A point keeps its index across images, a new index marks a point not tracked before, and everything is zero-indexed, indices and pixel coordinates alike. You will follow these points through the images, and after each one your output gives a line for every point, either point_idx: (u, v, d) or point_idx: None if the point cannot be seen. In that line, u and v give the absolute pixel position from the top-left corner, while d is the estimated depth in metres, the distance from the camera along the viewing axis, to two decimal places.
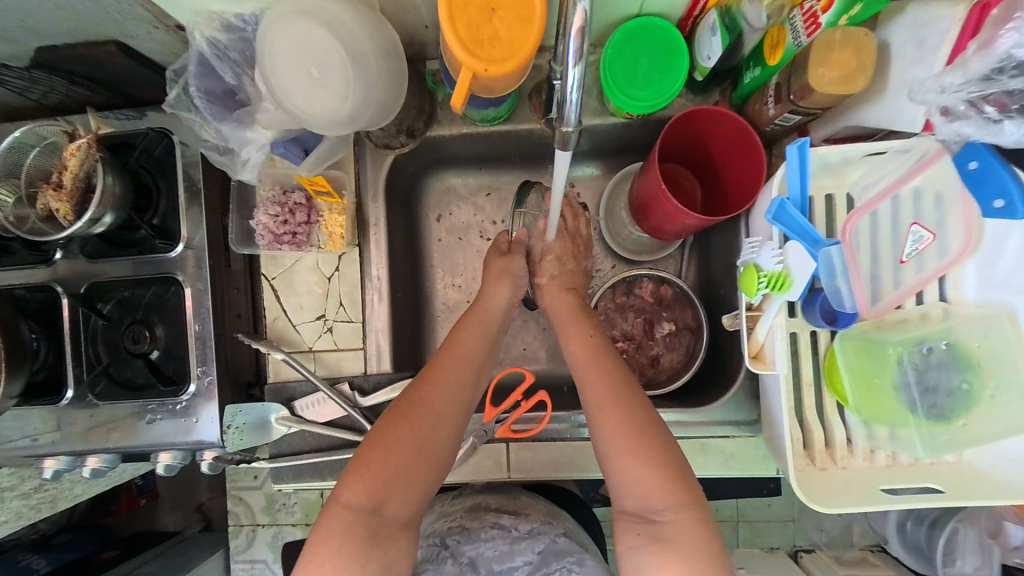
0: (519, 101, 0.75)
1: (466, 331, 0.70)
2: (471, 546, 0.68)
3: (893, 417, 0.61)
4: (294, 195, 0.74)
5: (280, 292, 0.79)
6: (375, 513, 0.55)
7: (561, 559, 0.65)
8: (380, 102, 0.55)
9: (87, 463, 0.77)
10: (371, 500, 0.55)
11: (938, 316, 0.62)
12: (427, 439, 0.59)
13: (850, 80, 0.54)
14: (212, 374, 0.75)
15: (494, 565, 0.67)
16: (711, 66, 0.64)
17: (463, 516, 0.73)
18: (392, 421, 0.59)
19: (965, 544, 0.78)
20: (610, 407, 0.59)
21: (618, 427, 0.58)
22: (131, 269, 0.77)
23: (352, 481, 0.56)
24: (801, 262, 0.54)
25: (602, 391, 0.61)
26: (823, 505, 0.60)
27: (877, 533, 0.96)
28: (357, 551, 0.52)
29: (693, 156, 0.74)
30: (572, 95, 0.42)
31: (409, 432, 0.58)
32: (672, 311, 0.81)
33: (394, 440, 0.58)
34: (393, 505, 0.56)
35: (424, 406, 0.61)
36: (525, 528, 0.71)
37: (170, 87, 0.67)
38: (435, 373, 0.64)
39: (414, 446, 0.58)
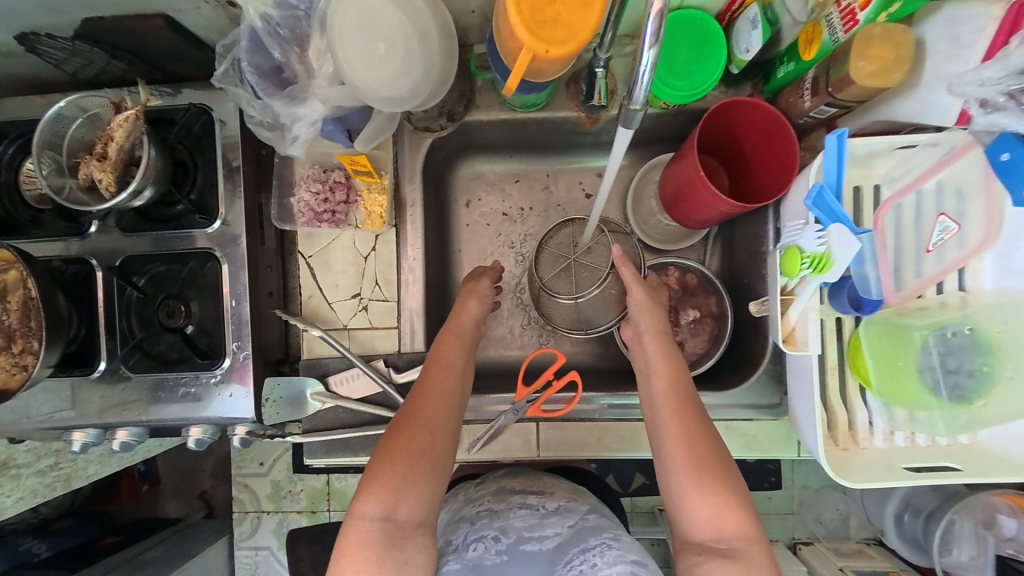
0: (556, 89, 0.77)
1: (444, 346, 0.69)
2: (500, 520, 0.68)
3: (916, 398, 0.64)
4: (333, 173, 0.75)
5: (315, 270, 0.80)
6: (388, 520, 0.55)
7: (598, 535, 0.63)
8: (438, 81, 0.57)
9: (116, 436, 0.77)
10: (384, 508, 0.55)
11: (956, 304, 0.65)
12: (428, 443, 0.59)
13: (888, 73, 0.57)
14: (246, 350, 0.76)
15: (525, 534, 0.66)
16: (747, 59, 0.67)
17: (489, 499, 0.73)
18: (396, 431, 0.60)
19: (960, 534, 0.82)
20: (682, 443, 0.60)
21: (696, 457, 0.59)
22: (155, 244, 0.78)
23: (365, 493, 0.56)
24: (842, 243, 0.55)
25: (678, 426, 0.61)
26: (849, 481, 0.63)
27: (874, 525, 0.99)
28: (376, 558, 0.53)
29: (725, 147, 0.76)
30: (643, 75, 0.43)
31: (410, 438, 0.59)
32: (695, 298, 0.84)
33: (398, 455, 0.58)
34: (404, 512, 0.56)
35: (418, 420, 0.61)
36: (552, 506, 0.71)
37: (218, 62, 0.68)
38: (429, 380, 0.65)
39: (416, 450, 0.58)
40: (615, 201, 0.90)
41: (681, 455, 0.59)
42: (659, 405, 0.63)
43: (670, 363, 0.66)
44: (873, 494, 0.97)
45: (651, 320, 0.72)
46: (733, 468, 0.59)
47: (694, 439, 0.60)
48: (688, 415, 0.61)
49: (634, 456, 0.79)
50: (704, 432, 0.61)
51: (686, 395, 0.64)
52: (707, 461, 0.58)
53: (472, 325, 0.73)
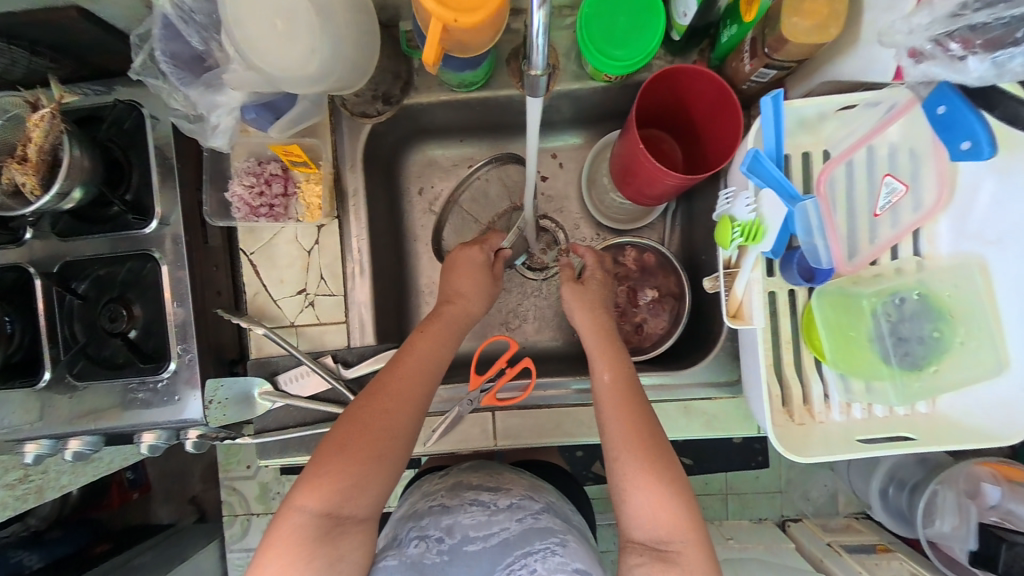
0: (497, 66, 0.74)
1: (421, 340, 0.66)
2: (448, 517, 0.65)
3: (868, 369, 0.62)
4: (269, 166, 0.72)
5: (259, 267, 0.77)
6: (331, 516, 0.53)
7: (543, 539, 0.61)
8: (355, 58, 0.56)
9: (69, 446, 0.76)
10: (326, 505, 0.53)
11: (912, 269, 0.62)
12: (382, 446, 0.57)
13: (823, 29, 0.53)
14: (192, 351, 0.74)
15: (471, 533, 0.63)
16: (687, 24, 0.65)
17: (444, 494, 0.70)
18: (350, 424, 0.57)
19: (942, 506, 0.82)
20: (633, 441, 0.57)
21: (640, 457, 0.56)
22: (111, 245, 0.75)
23: (309, 485, 0.54)
24: (773, 207, 0.54)
25: (626, 425, 0.58)
26: (801, 457, 0.61)
27: (862, 499, 0.97)
28: (304, 557, 0.51)
29: (675, 119, 0.74)
30: (538, 39, 0.38)
31: (363, 435, 0.56)
32: (655, 278, 0.82)
33: (353, 452, 0.55)
34: (349, 508, 0.54)
35: (378, 415, 0.58)
36: (504, 503, 0.67)
37: (136, 54, 0.64)
38: (394, 376, 0.62)
39: (369, 452, 0.56)
40: (572, 180, 0.87)
41: (630, 451, 0.56)
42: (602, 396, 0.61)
43: (612, 350, 0.65)
44: (859, 468, 0.96)
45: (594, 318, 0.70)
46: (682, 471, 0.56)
47: (648, 440, 0.57)
48: (625, 405, 0.60)
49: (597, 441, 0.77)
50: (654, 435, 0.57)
51: (636, 395, 0.61)
52: (653, 459, 0.56)
53: (466, 322, 0.71)
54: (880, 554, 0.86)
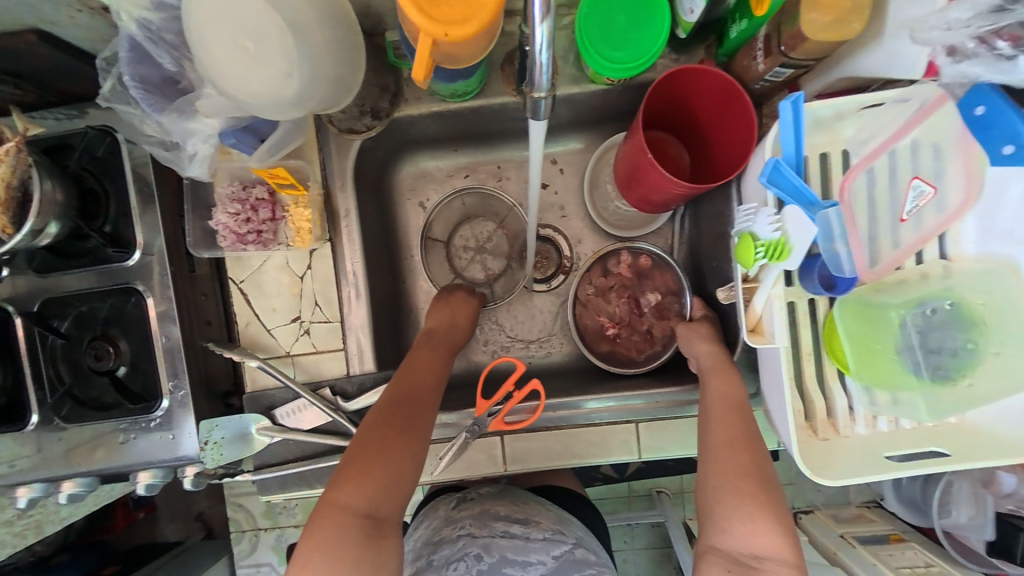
0: (490, 72, 0.70)
1: (426, 352, 0.66)
2: (484, 538, 0.64)
3: (894, 380, 0.59)
4: (255, 190, 0.68)
5: (249, 295, 0.73)
6: (372, 517, 0.50)
7: (581, 570, 0.63)
8: (338, 73, 0.51)
9: (63, 489, 0.73)
10: (369, 502, 0.50)
11: (937, 274, 0.59)
12: (412, 442, 0.55)
13: (844, 24, 0.49)
14: (184, 388, 0.71)
15: (509, 554, 0.63)
16: (694, 21, 0.60)
17: (471, 523, 0.67)
18: (377, 422, 0.56)
19: (958, 496, 0.77)
20: (734, 454, 0.56)
21: (745, 476, 0.54)
22: (96, 278, 0.71)
23: (350, 484, 0.50)
24: (798, 226, 0.50)
25: (727, 438, 0.57)
26: (826, 478, 0.59)
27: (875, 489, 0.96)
28: (351, 562, 0.47)
29: (680, 121, 0.70)
30: (541, 55, 0.35)
31: (392, 430, 0.55)
32: (654, 280, 0.79)
33: (391, 449, 0.53)
34: (389, 507, 0.51)
35: (405, 410, 0.57)
36: (538, 535, 0.66)
37: (102, 78, 0.60)
38: (410, 377, 0.62)
39: (401, 446, 0.54)
40: (572, 186, 0.83)
41: (729, 463, 0.55)
42: (712, 407, 0.61)
43: (731, 371, 0.63)
44: None
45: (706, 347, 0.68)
46: (784, 499, 0.53)
47: (753, 460, 0.55)
48: (741, 431, 0.58)
49: (609, 462, 0.74)
50: (758, 456, 0.56)
51: (744, 412, 0.60)
52: (758, 473, 0.54)
53: (455, 343, 0.70)
54: (893, 545, 0.87)
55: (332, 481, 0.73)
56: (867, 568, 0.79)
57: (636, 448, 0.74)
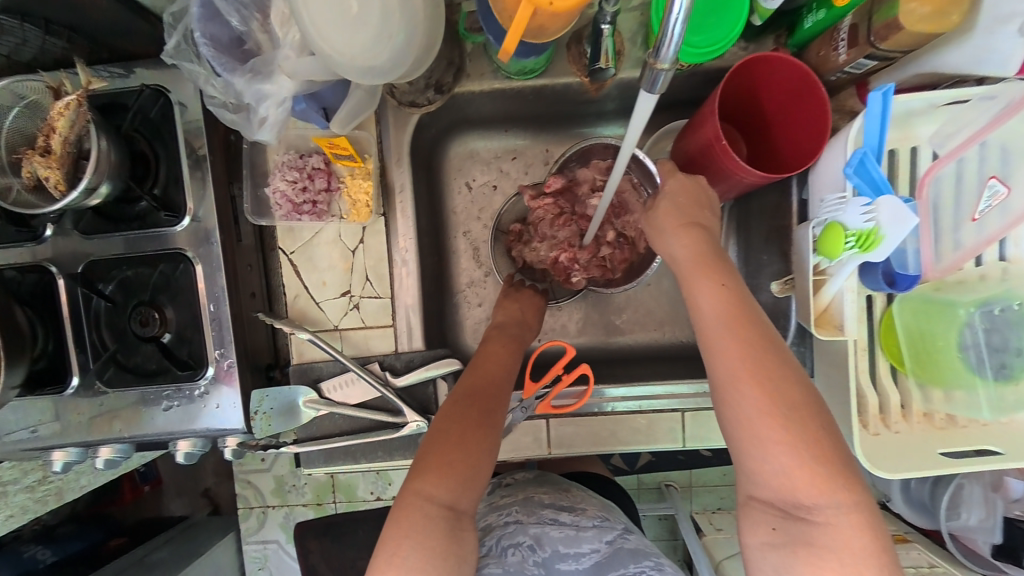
0: (556, 52, 0.69)
1: (497, 346, 0.65)
2: (534, 527, 0.64)
3: (955, 379, 0.60)
4: (311, 159, 0.67)
5: (299, 268, 0.72)
6: (454, 510, 0.49)
7: (638, 562, 0.60)
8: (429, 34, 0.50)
9: (100, 454, 0.72)
10: (452, 496, 0.49)
11: (996, 276, 0.60)
12: (490, 437, 0.54)
13: (942, 16, 0.49)
14: (231, 357, 0.70)
15: (562, 547, 0.62)
16: (773, 8, 0.60)
17: (518, 509, 0.67)
18: (454, 414, 0.55)
19: (968, 499, 0.78)
20: (763, 375, 0.45)
21: (772, 411, 0.44)
22: (125, 246, 0.70)
23: (432, 476, 0.50)
24: (893, 217, 0.50)
25: (741, 357, 0.46)
26: (886, 471, 0.59)
27: (880, 491, 0.95)
28: (435, 556, 0.46)
29: (742, 112, 0.69)
30: (674, 25, 0.34)
31: (470, 424, 0.54)
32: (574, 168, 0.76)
33: (470, 444, 0.52)
34: (468, 503, 0.50)
35: (481, 403, 0.56)
36: (587, 522, 0.67)
37: (169, 35, 0.58)
38: (483, 370, 0.61)
39: (480, 441, 0.53)
40: None
41: (760, 389, 0.45)
42: (711, 329, 0.48)
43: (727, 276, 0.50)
44: None
45: (686, 240, 0.55)
46: (824, 419, 0.44)
47: (781, 374, 0.45)
48: (751, 355, 0.46)
49: (652, 449, 0.74)
50: (784, 366, 0.46)
51: (749, 315, 0.48)
52: (785, 404, 0.44)
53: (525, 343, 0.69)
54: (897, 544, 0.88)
55: (377, 456, 0.73)
56: None
57: (680, 437, 0.74)
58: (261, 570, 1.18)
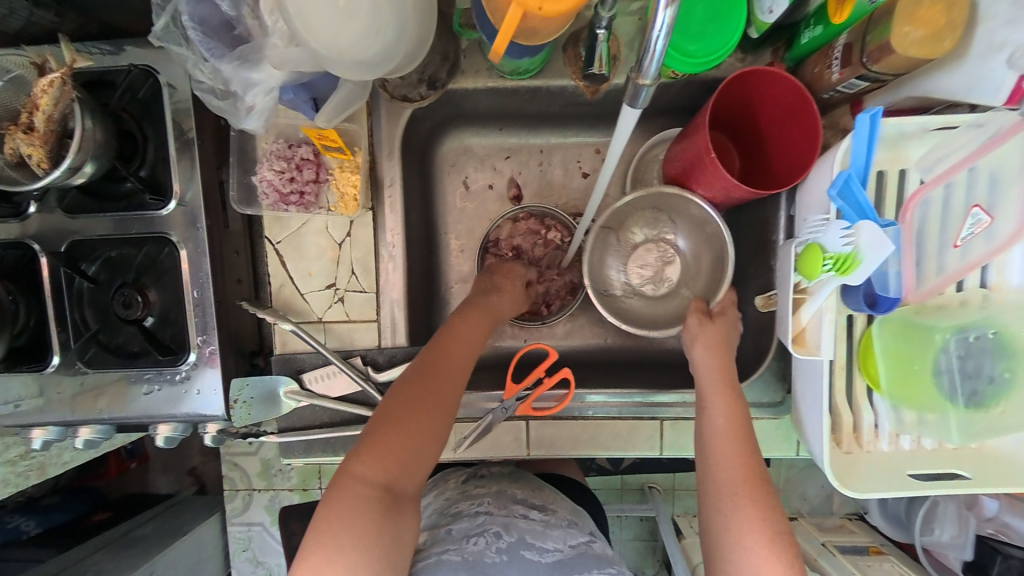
0: (552, 53, 0.68)
1: (468, 322, 0.65)
2: (503, 519, 0.64)
3: (928, 402, 0.60)
4: (300, 149, 0.67)
5: (285, 258, 0.71)
6: (389, 491, 0.51)
7: (600, 568, 0.59)
8: (421, 29, 0.50)
9: (81, 433, 0.73)
10: (386, 477, 0.51)
11: (977, 302, 0.60)
12: (431, 420, 0.55)
13: (936, 41, 0.49)
14: (213, 343, 0.70)
15: (528, 539, 0.61)
16: (770, 21, 0.59)
17: (489, 500, 0.68)
18: (398, 397, 0.56)
19: (943, 515, 0.82)
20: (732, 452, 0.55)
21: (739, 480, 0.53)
22: (114, 226, 0.69)
23: (369, 457, 0.51)
24: (873, 242, 0.48)
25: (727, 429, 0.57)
26: (854, 491, 0.60)
27: (857, 501, 0.97)
28: (361, 539, 0.47)
29: (737, 123, 0.69)
30: (657, 39, 0.34)
31: (411, 407, 0.55)
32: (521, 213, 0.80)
33: (412, 425, 0.54)
34: (405, 484, 0.52)
35: (428, 386, 0.57)
36: (556, 521, 0.67)
37: (157, 16, 0.57)
38: (439, 354, 0.61)
39: (418, 425, 0.54)
40: (614, 179, 0.82)
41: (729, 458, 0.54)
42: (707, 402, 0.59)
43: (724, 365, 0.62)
44: None
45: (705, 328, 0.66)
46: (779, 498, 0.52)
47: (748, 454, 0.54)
48: (731, 429, 0.56)
49: (631, 455, 0.75)
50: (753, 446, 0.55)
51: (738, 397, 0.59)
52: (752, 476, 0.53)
53: (503, 315, 0.70)
54: (873, 556, 0.84)
55: None
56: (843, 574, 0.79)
57: (658, 444, 0.75)
58: (246, 551, 1.18)
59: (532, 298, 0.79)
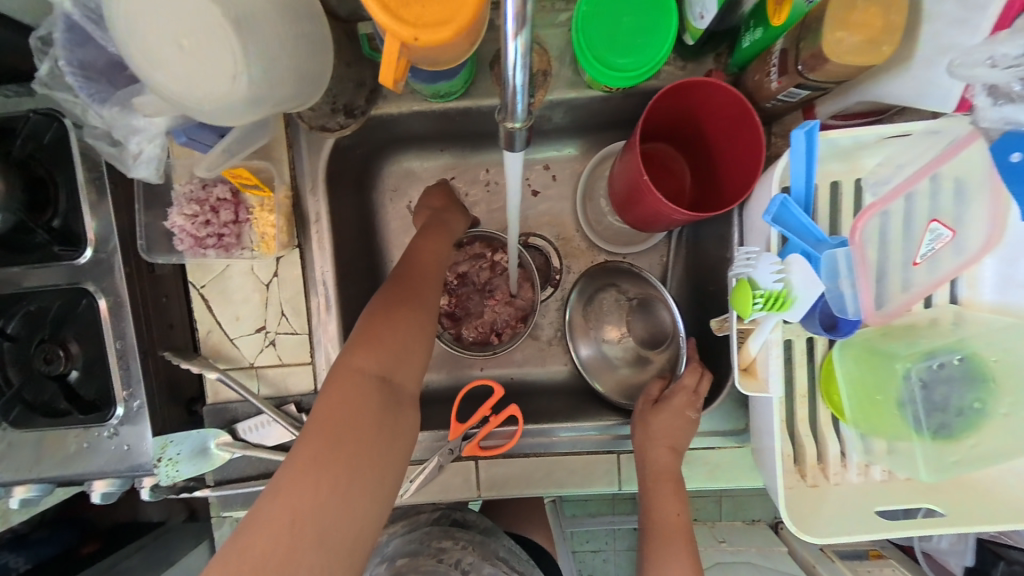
0: (479, 70, 0.64)
1: (429, 244, 0.64)
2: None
3: (894, 431, 0.55)
4: (216, 189, 0.63)
5: (211, 302, 0.68)
6: (386, 380, 0.54)
7: None
8: (298, 66, 0.48)
9: (16, 493, 0.68)
10: (383, 368, 0.54)
11: (948, 320, 0.55)
12: (416, 319, 0.57)
13: (873, 47, 0.44)
14: (139, 398, 0.66)
15: None
16: (703, 27, 0.54)
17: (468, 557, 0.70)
18: (381, 302, 0.58)
19: None
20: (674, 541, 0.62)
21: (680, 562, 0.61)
22: (58, 275, 0.65)
23: (363, 348, 0.54)
24: (805, 281, 0.47)
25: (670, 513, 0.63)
26: (815, 536, 0.55)
27: None
28: (375, 422, 0.51)
29: (682, 133, 0.64)
30: (515, 77, 0.33)
31: (392, 311, 0.57)
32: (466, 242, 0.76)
33: (396, 324, 0.56)
34: (402, 374, 0.55)
35: (409, 289, 0.59)
36: None
37: (40, 61, 0.53)
38: (415, 263, 0.62)
39: (404, 323, 0.56)
40: (564, 196, 0.77)
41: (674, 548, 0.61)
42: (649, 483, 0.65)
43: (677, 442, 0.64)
44: None
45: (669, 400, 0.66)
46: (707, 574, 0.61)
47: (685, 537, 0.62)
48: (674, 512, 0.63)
49: (589, 492, 0.71)
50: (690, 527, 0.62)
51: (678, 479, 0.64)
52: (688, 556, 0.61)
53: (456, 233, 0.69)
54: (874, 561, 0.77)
55: None
56: None
57: (618, 479, 0.70)
58: None
59: (480, 330, 0.76)
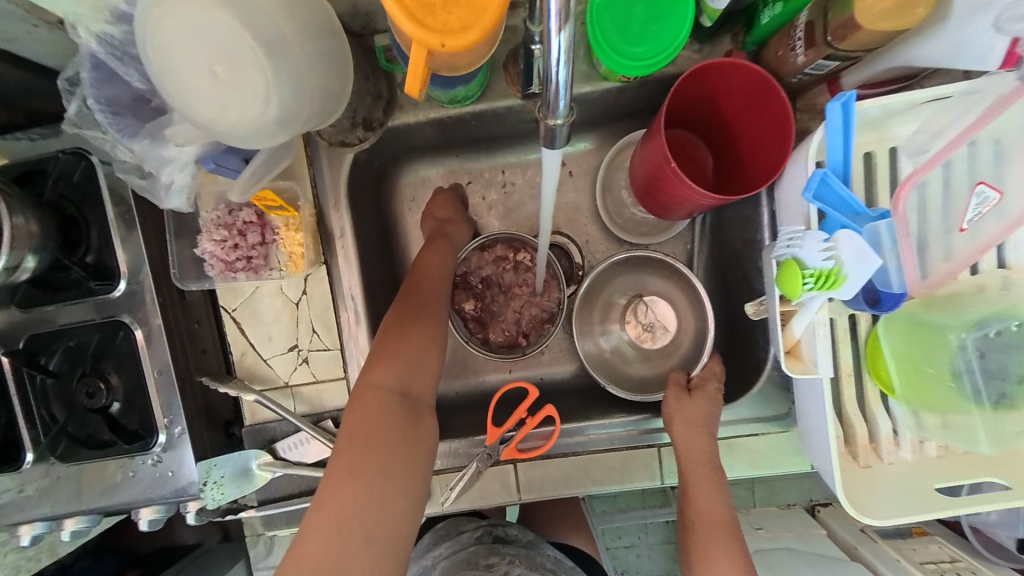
0: (493, 72, 0.64)
1: (431, 253, 0.66)
2: None
3: (948, 405, 0.53)
4: (242, 213, 0.63)
5: (243, 325, 0.69)
6: (406, 395, 0.56)
7: None
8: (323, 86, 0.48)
9: (66, 526, 0.69)
10: (400, 382, 0.56)
11: (995, 286, 0.54)
12: (428, 329, 0.59)
13: (907, 11, 0.43)
14: (180, 424, 0.67)
15: None
16: (721, 8, 0.53)
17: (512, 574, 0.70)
18: (394, 317, 0.59)
19: None
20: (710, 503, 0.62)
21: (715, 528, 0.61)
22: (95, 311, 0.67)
23: (380, 365, 0.56)
24: (854, 255, 0.46)
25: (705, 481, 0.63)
26: (874, 517, 0.54)
27: None
28: (398, 433, 0.53)
29: (702, 118, 0.63)
30: (556, 70, 0.33)
31: (406, 325, 0.58)
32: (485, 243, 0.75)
33: (411, 337, 0.58)
34: (419, 387, 0.57)
35: (418, 303, 0.61)
36: None
37: (69, 101, 0.54)
38: (420, 276, 0.64)
39: (418, 336, 0.58)
40: (582, 191, 0.77)
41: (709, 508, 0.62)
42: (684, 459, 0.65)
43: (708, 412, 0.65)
44: None
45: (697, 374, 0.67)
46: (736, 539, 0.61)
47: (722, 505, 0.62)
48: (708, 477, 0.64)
49: (629, 488, 0.70)
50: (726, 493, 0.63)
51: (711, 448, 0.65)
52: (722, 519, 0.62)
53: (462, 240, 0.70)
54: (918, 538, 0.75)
55: None
56: (887, 564, 0.68)
57: (658, 473, 0.70)
58: None
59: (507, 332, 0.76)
